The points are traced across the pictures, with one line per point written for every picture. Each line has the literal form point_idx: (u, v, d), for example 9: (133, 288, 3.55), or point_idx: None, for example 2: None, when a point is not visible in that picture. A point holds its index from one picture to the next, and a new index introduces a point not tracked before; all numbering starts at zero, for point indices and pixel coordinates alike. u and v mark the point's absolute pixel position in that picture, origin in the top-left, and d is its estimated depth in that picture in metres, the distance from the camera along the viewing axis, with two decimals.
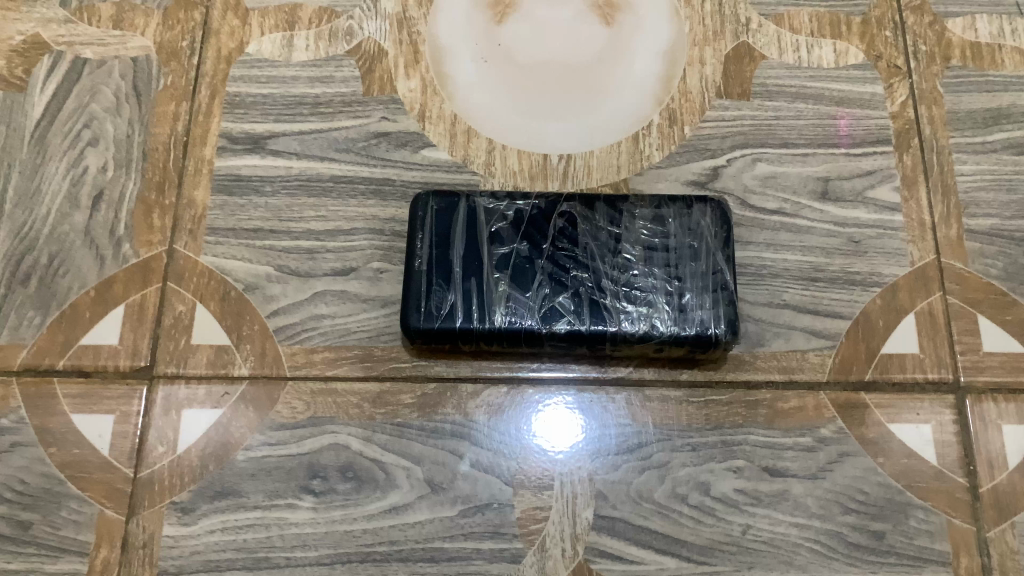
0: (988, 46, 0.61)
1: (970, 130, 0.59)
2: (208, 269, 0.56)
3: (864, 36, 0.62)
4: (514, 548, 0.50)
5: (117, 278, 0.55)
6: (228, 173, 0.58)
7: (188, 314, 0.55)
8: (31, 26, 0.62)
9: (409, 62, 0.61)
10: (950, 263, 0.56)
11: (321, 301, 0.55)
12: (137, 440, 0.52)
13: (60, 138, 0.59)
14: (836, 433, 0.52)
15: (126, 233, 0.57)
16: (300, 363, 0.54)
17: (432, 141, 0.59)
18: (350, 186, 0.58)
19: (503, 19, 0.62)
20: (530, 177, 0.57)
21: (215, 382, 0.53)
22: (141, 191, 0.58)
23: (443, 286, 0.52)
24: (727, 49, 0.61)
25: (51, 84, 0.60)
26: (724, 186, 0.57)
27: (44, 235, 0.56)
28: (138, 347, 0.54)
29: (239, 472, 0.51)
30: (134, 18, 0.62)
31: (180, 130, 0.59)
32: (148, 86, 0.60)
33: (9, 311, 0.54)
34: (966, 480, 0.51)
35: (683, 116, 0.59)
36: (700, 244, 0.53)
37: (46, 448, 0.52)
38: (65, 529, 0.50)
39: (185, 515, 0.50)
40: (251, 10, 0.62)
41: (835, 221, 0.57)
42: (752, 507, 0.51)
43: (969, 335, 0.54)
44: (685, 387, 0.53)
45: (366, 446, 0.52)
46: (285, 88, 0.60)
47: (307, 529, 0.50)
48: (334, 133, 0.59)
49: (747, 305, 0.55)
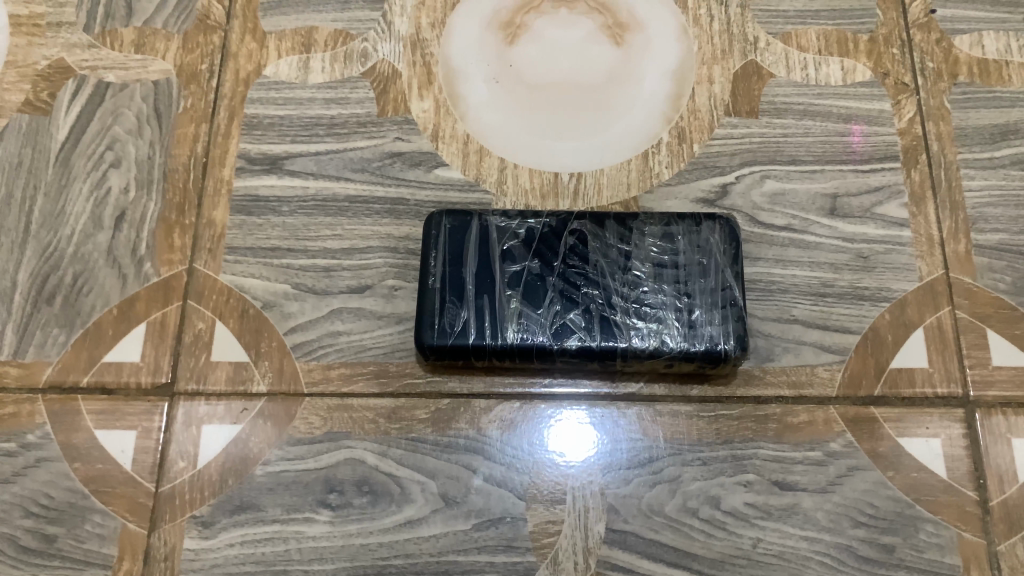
0: (995, 62, 0.62)
1: (978, 145, 0.60)
2: (228, 287, 0.57)
3: (871, 54, 0.63)
4: (527, 562, 0.51)
5: (139, 296, 0.57)
6: (246, 193, 0.59)
7: (208, 331, 0.56)
8: (55, 51, 0.63)
9: (423, 83, 0.62)
10: (958, 278, 0.56)
11: (338, 318, 0.56)
12: (158, 455, 0.53)
13: (84, 160, 0.60)
14: (846, 447, 0.53)
15: (147, 252, 0.58)
16: (316, 379, 0.55)
17: (445, 160, 0.60)
18: (366, 205, 0.59)
19: (514, 40, 0.63)
20: (541, 195, 0.59)
21: (234, 398, 0.54)
22: (162, 211, 0.59)
23: (456, 303, 0.53)
24: (736, 68, 0.62)
25: (75, 108, 0.62)
26: (733, 203, 0.58)
27: (69, 255, 0.58)
28: (159, 364, 0.55)
29: (258, 486, 0.52)
30: (155, 42, 0.64)
31: (200, 151, 0.60)
32: (169, 109, 0.62)
33: (34, 329, 0.56)
34: (976, 494, 0.51)
35: (692, 134, 0.60)
36: (709, 261, 0.54)
37: (71, 463, 0.53)
38: (89, 542, 0.51)
39: (206, 528, 0.51)
40: (269, 33, 0.64)
41: (843, 237, 0.58)
42: (763, 520, 0.51)
43: (978, 349, 0.55)
44: (696, 401, 0.54)
45: (382, 460, 0.53)
46: (302, 109, 0.62)
47: (324, 542, 0.51)
48: (350, 153, 0.60)
49: (757, 320, 0.55)
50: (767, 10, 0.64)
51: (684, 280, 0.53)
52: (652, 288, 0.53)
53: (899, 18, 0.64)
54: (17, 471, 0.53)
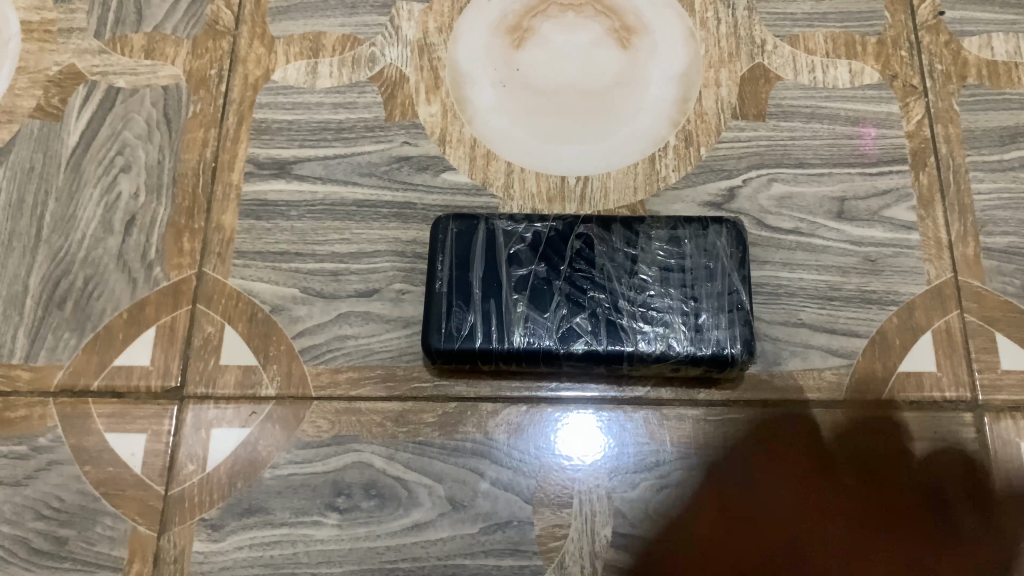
0: (1004, 64, 0.62)
1: (987, 148, 0.59)
2: (236, 291, 0.57)
3: (879, 56, 0.62)
4: (534, 565, 0.51)
5: (148, 300, 0.57)
6: (255, 198, 0.60)
7: (217, 335, 0.56)
8: (66, 56, 0.64)
9: (430, 87, 0.62)
10: (967, 282, 0.56)
11: (345, 322, 0.56)
12: (168, 458, 0.54)
13: (94, 165, 0.61)
14: (853, 450, 0.52)
15: (157, 257, 0.58)
16: (325, 383, 0.55)
17: (452, 164, 0.60)
18: (373, 209, 0.59)
19: (521, 45, 0.64)
20: (548, 199, 0.59)
21: (243, 402, 0.55)
22: (172, 216, 0.59)
23: (463, 307, 0.53)
24: (743, 71, 0.62)
25: (85, 113, 0.62)
26: (740, 206, 0.58)
27: (80, 259, 0.58)
28: (169, 368, 0.56)
29: (266, 489, 0.53)
30: (165, 47, 0.64)
31: (209, 156, 0.61)
32: (178, 114, 0.62)
33: (46, 333, 0.56)
34: (985, 498, 0.51)
35: (699, 137, 0.60)
36: (715, 265, 0.54)
37: (82, 466, 0.54)
38: (99, 545, 0.52)
39: (215, 531, 0.52)
40: (277, 38, 0.64)
41: (851, 240, 0.57)
42: (770, 524, 0.51)
43: (987, 353, 0.54)
44: (703, 405, 0.54)
45: (389, 464, 0.53)
46: (310, 114, 0.62)
47: (332, 545, 0.51)
48: (358, 157, 0.61)
49: (764, 324, 0.55)
50: (774, 12, 0.64)
51: (691, 285, 0.53)
52: (658, 293, 0.53)
53: (907, 21, 0.63)
54: (28, 473, 0.53)
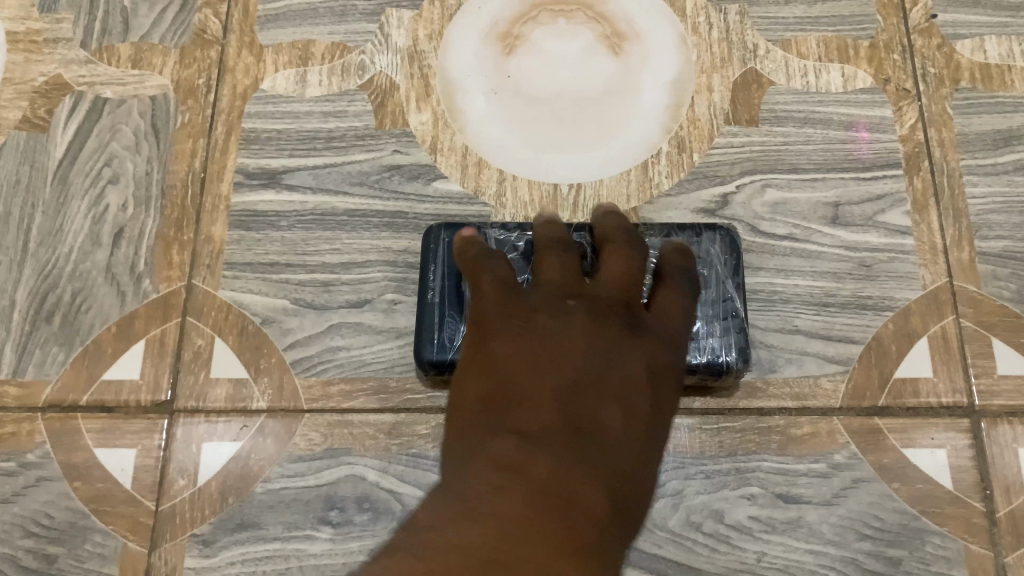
0: (997, 67, 0.61)
1: (981, 152, 0.59)
2: (227, 304, 0.57)
3: (872, 60, 0.62)
4: None
5: (138, 314, 0.57)
6: (245, 208, 0.59)
7: (207, 348, 0.56)
8: (52, 67, 0.63)
9: (420, 95, 0.62)
10: (962, 287, 0.56)
11: (337, 333, 0.56)
12: (158, 474, 0.53)
13: (82, 176, 0.60)
14: (850, 458, 0.52)
15: (146, 269, 0.58)
16: (316, 396, 0.54)
17: (443, 173, 0.60)
18: (365, 219, 0.59)
19: (512, 52, 0.63)
20: (540, 208, 0.58)
21: (234, 416, 0.54)
22: (160, 227, 0.59)
23: (455, 318, 0.52)
24: (735, 76, 0.62)
25: (72, 124, 0.62)
26: (734, 213, 0.58)
27: (67, 272, 0.58)
28: (159, 382, 0.55)
29: (258, 504, 0.52)
30: (152, 57, 0.63)
31: (198, 166, 0.60)
32: (166, 124, 0.61)
33: (34, 348, 0.56)
34: (983, 505, 0.51)
35: (691, 144, 0.60)
36: (710, 272, 0.53)
37: (71, 482, 0.53)
38: (90, 562, 0.51)
39: (207, 547, 0.51)
40: (265, 46, 0.63)
41: (846, 246, 0.57)
42: (767, 534, 0.51)
43: (983, 358, 0.54)
44: (698, 414, 0.53)
45: (383, 477, 0.53)
46: (300, 123, 0.61)
47: (326, 560, 0.51)
48: (348, 167, 0.60)
49: (759, 332, 0.55)
50: (766, 17, 0.64)
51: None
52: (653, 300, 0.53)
53: (900, 23, 0.63)
54: (17, 491, 0.53)
